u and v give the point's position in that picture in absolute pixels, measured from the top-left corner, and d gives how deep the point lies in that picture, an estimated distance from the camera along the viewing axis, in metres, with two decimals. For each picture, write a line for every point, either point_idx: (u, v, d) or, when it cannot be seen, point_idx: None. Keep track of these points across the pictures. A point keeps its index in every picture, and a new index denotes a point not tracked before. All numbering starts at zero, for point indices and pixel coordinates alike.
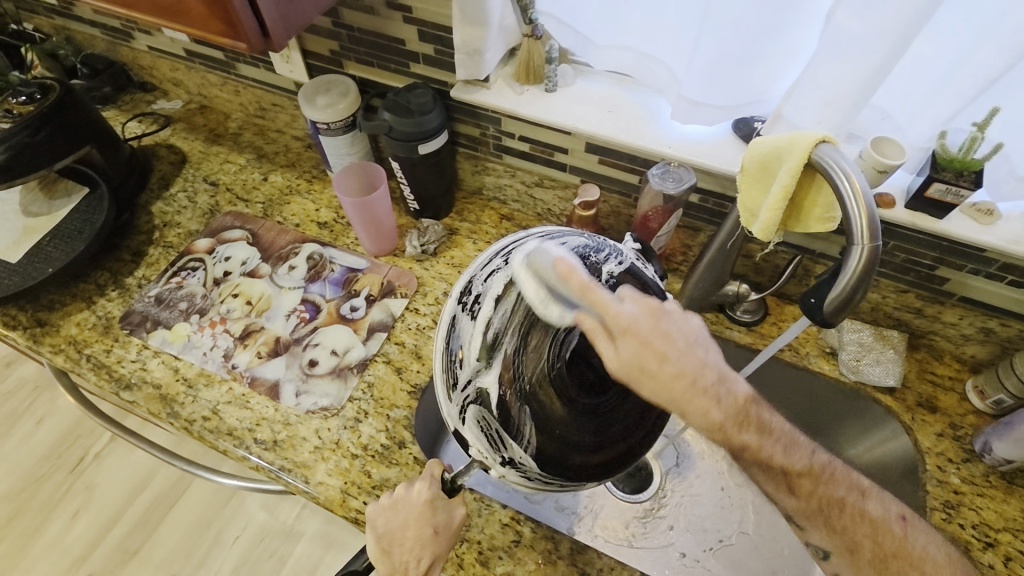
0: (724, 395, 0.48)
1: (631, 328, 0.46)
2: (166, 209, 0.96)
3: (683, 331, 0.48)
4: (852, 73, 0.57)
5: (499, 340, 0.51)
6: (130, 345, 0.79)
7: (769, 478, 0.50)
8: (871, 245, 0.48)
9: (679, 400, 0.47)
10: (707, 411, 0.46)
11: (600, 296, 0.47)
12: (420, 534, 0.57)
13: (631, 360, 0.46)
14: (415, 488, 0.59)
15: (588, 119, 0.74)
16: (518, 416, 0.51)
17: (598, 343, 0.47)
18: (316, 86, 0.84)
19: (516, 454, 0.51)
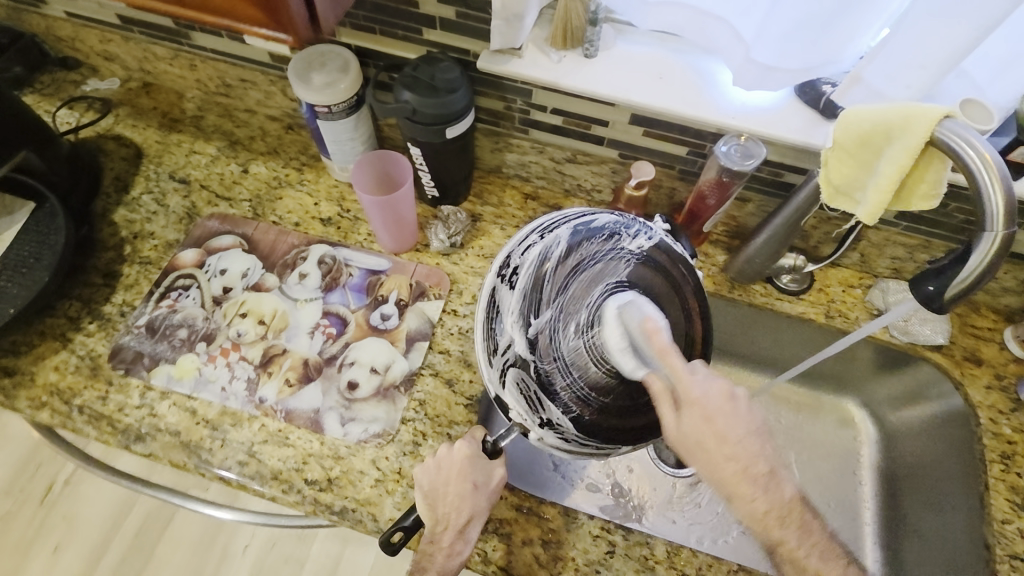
0: (773, 488, 0.48)
1: (700, 399, 0.48)
2: (132, 217, 0.81)
3: (748, 422, 0.49)
4: (957, 36, 0.52)
5: (542, 303, 0.57)
6: (129, 389, 0.68)
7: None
8: (1007, 232, 0.45)
9: (731, 483, 0.48)
10: (756, 500, 0.47)
11: (676, 361, 0.50)
12: (460, 488, 0.58)
13: (694, 436, 0.48)
14: (455, 446, 0.60)
15: (639, 88, 0.67)
16: (557, 378, 0.56)
17: (663, 410, 0.49)
18: (308, 60, 0.71)
19: (553, 416, 0.56)
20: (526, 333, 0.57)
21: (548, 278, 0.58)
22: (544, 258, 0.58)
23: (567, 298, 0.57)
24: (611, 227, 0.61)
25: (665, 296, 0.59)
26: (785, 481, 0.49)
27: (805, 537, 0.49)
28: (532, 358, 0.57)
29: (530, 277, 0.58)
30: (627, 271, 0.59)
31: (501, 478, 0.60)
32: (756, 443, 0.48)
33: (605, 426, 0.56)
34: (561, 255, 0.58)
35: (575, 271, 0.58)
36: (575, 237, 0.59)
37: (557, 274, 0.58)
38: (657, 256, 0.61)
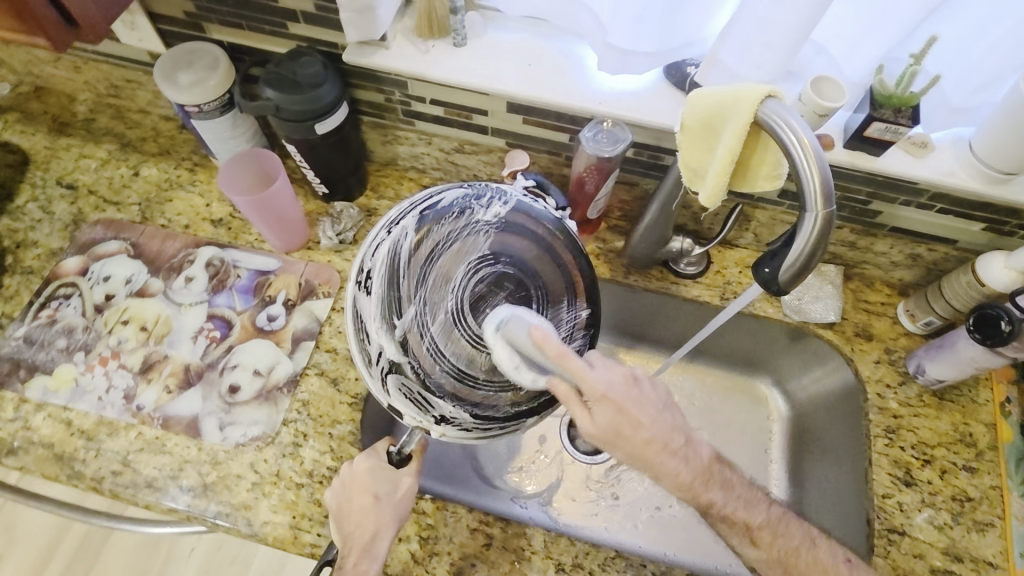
0: (692, 455, 0.51)
1: (610, 394, 0.47)
2: (15, 226, 0.80)
3: (654, 399, 0.50)
4: (791, 12, 0.52)
5: (403, 300, 0.56)
6: (4, 402, 0.67)
7: (733, 532, 0.54)
8: (825, 211, 0.44)
9: (650, 463, 0.49)
10: (677, 471, 0.50)
11: (576, 364, 0.47)
12: (361, 502, 0.57)
13: (608, 430, 0.47)
14: (358, 462, 0.59)
15: (506, 76, 0.65)
16: (437, 370, 0.56)
17: (575, 409, 0.48)
18: (176, 59, 0.69)
19: (446, 410, 0.56)
20: (393, 336, 0.55)
21: (404, 271, 0.56)
22: (395, 253, 0.56)
23: (428, 289, 0.56)
24: (461, 202, 0.59)
25: (535, 258, 0.59)
26: (700, 444, 0.52)
27: (726, 492, 0.53)
28: (406, 359, 0.55)
29: (383, 277, 0.56)
30: (485, 244, 0.58)
31: (409, 487, 0.59)
32: (661, 416, 0.49)
33: (504, 404, 0.57)
34: (411, 246, 0.57)
35: (431, 258, 0.57)
36: (425, 220, 0.58)
37: (411, 267, 0.56)
38: (515, 219, 0.59)
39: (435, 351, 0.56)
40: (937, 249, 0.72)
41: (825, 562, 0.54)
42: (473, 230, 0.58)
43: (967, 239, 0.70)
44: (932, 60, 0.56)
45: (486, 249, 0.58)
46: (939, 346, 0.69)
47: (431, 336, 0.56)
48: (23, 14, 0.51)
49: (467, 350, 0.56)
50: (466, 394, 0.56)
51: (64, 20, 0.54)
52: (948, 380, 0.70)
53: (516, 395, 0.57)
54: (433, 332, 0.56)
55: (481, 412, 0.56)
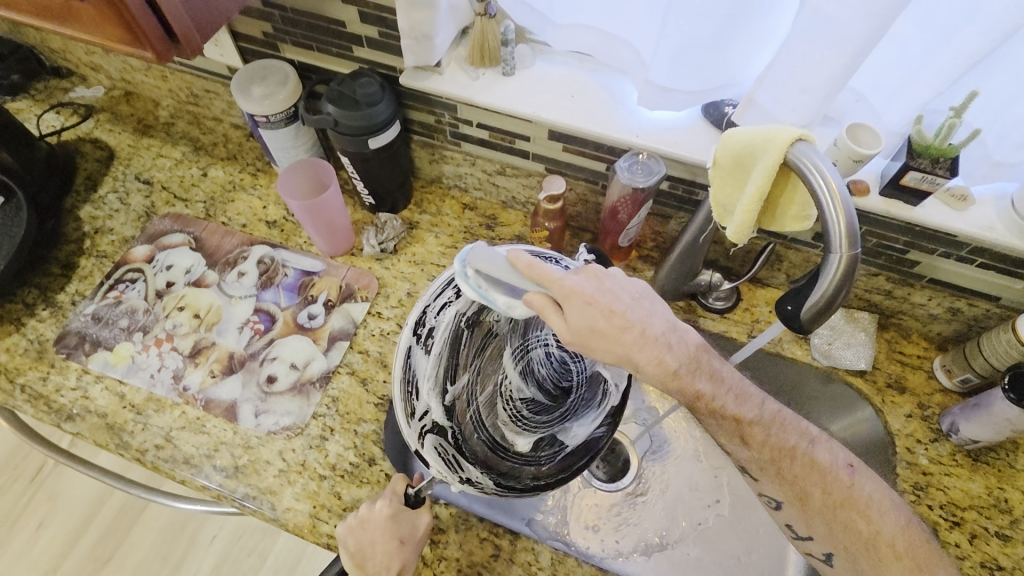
0: (675, 342, 0.51)
1: (578, 293, 0.49)
2: (95, 214, 0.88)
3: (628, 290, 0.51)
4: (828, 60, 0.53)
5: (457, 367, 0.62)
6: (68, 371, 0.74)
7: (722, 430, 0.52)
8: (850, 253, 0.45)
9: (635, 356, 0.49)
10: (660, 357, 0.49)
11: (544, 270, 0.50)
12: (387, 547, 0.57)
13: (585, 326, 0.48)
14: (374, 506, 0.60)
15: (550, 106, 0.69)
16: (474, 437, 0.62)
17: (551, 319, 0.49)
18: (251, 74, 0.76)
19: (473, 474, 0.58)
20: (442, 399, 0.61)
21: (465, 339, 0.63)
22: (458, 319, 0.62)
23: (485, 361, 0.64)
24: None
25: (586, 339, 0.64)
26: (687, 331, 0.52)
27: (716, 385, 0.52)
28: (450, 424, 0.61)
29: (444, 342, 0.61)
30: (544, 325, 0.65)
31: (427, 526, 0.61)
32: (636, 304, 0.50)
33: (524, 476, 0.59)
34: (474, 315, 0.63)
35: (493, 331, 0.64)
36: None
37: (471, 337, 0.63)
38: None
39: (478, 420, 0.62)
40: (978, 305, 0.70)
41: (824, 466, 0.54)
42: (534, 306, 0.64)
43: (1011, 298, 0.68)
44: (974, 113, 0.56)
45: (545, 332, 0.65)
46: (974, 406, 0.67)
47: (475, 405, 0.63)
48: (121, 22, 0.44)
49: (504, 425, 0.63)
50: (490, 463, 0.60)
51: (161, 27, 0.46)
52: (983, 442, 0.67)
53: (536, 471, 0.59)
54: (478, 402, 0.63)
55: (502, 479, 0.58)
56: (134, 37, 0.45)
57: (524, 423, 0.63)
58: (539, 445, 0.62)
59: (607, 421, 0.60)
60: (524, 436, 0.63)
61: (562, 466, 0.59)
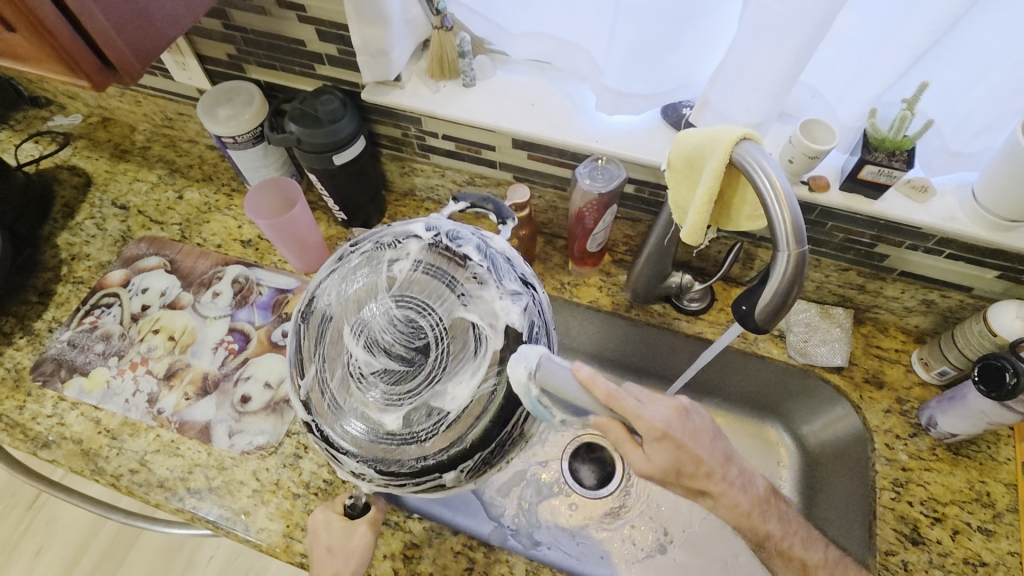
0: (747, 483, 0.53)
1: (666, 436, 0.47)
2: (73, 241, 0.89)
3: (706, 427, 0.51)
4: (776, 59, 0.53)
5: (304, 360, 0.56)
6: (45, 399, 0.74)
7: (786, 567, 0.56)
8: (797, 251, 0.45)
9: (717, 494, 0.51)
10: (737, 500, 0.52)
11: (627, 406, 0.46)
12: (317, 554, 0.58)
13: (667, 465, 0.48)
14: (316, 514, 0.60)
15: (510, 115, 0.69)
16: (337, 428, 0.53)
17: (627, 450, 0.48)
18: (217, 96, 0.77)
19: (356, 465, 0.53)
20: (299, 398, 0.55)
21: (306, 331, 0.56)
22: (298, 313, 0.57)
23: (328, 345, 0.55)
24: (363, 249, 0.58)
25: (428, 287, 0.56)
26: (756, 475, 0.55)
27: (784, 527, 0.55)
28: (311, 420, 0.54)
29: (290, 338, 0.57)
30: (385, 287, 0.56)
31: (361, 539, 0.59)
32: (716, 447, 0.51)
33: (409, 458, 0.52)
34: (310, 306, 0.57)
35: (326, 315, 0.56)
36: (321, 279, 0.58)
37: (309, 326, 0.56)
38: (427, 258, 0.57)
39: (336, 407, 0.54)
40: (952, 296, 0.69)
41: None
42: (368, 273, 0.57)
43: (983, 288, 0.67)
44: (927, 103, 0.56)
45: (387, 294, 0.56)
46: (950, 399, 0.66)
47: (331, 393, 0.54)
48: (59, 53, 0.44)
49: (370, 406, 0.54)
50: (368, 448, 0.53)
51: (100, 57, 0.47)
52: (961, 435, 0.66)
53: (422, 449, 0.52)
54: (332, 388, 0.55)
55: (383, 465, 0.52)
56: (69, 66, 0.45)
57: (386, 397, 0.54)
58: (412, 420, 0.53)
59: (494, 371, 0.52)
60: (394, 411, 0.53)
61: (449, 439, 0.51)
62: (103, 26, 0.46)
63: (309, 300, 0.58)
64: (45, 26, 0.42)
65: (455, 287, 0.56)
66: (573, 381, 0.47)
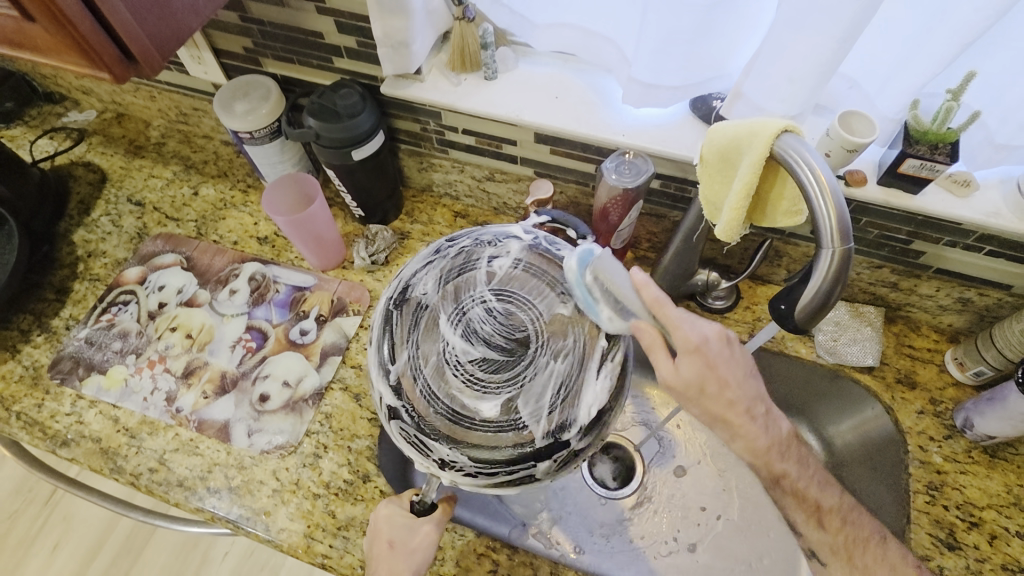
0: (772, 425, 0.51)
1: (702, 348, 0.47)
2: (89, 237, 0.88)
3: (743, 363, 0.50)
4: (816, 46, 0.51)
5: (397, 345, 0.57)
6: (63, 397, 0.74)
7: (800, 509, 0.52)
8: (843, 247, 0.43)
9: (733, 424, 0.50)
10: (756, 435, 0.50)
11: (670, 313, 0.48)
12: (378, 551, 0.56)
13: (693, 382, 0.48)
14: (384, 508, 0.57)
15: (534, 108, 0.67)
16: (430, 413, 0.54)
17: (656, 357, 0.49)
18: (233, 91, 0.76)
19: (446, 452, 0.53)
20: (388, 381, 0.55)
21: (400, 316, 0.58)
22: (387, 304, 0.59)
23: (422, 333, 0.57)
24: (462, 248, 0.61)
25: (529, 284, 0.59)
26: (779, 418, 0.52)
27: (802, 468, 0.52)
28: (401, 404, 0.54)
29: (377, 324, 0.58)
30: (485, 283, 0.59)
31: (426, 536, 0.56)
32: (747, 381, 0.49)
33: (505, 445, 0.52)
34: (401, 296, 0.59)
35: (423, 304, 0.58)
36: (416, 270, 0.60)
37: (403, 314, 0.58)
38: (528, 260, 0.60)
39: (429, 393, 0.55)
40: (990, 294, 0.67)
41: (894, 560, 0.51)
42: (465, 269, 0.60)
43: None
44: (973, 94, 0.54)
45: (487, 289, 0.59)
46: (988, 400, 0.64)
47: (425, 379, 0.55)
48: (80, 44, 0.43)
49: (466, 394, 0.55)
50: (463, 434, 0.53)
51: (122, 48, 0.46)
52: (999, 437, 0.64)
53: (519, 437, 0.53)
54: (425, 374, 0.55)
55: (479, 451, 0.52)
56: (91, 58, 0.44)
57: (483, 385, 0.55)
58: (510, 409, 0.54)
59: (596, 363, 0.54)
60: (490, 400, 0.54)
61: (547, 426, 0.53)
62: (125, 17, 0.44)
63: (404, 288, 0.59)
64: (65, 16, 0.41)
65: (554, 285, 0.58)
66: (629, 280, 0.51)
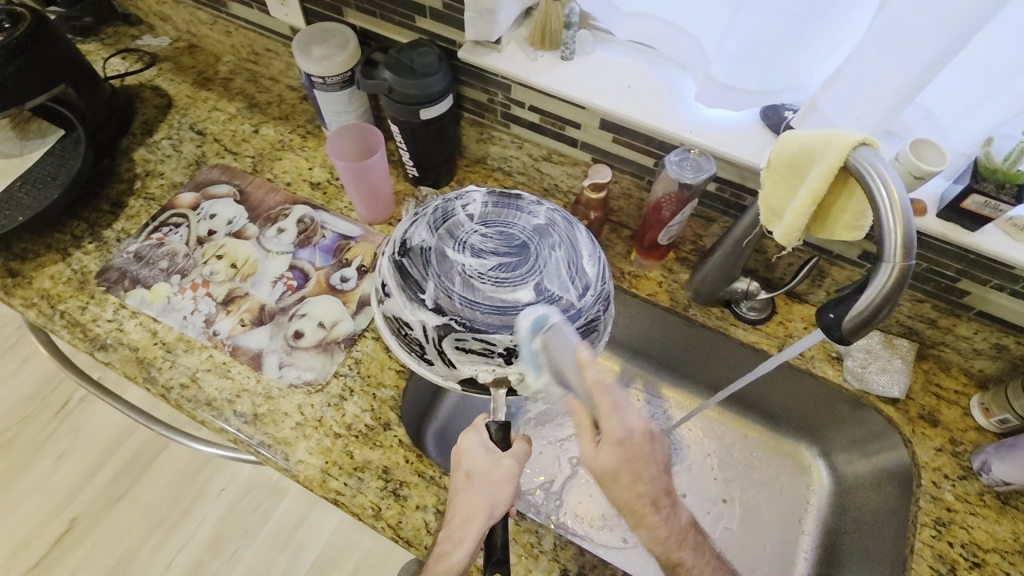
0: (674, 516, 0.52)
1: (624, 442, 0.47)
2: (149, 157, 0.91)
3: (661, 459, 0.50)
4: (902, 68, 0.51)
5: (419, 281, 0.55)
6: (106, 304, 0.76)
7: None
8: (903, 263, 0.44)
9: (636, 512, 0.50)
10: (656, 528, 0.50)
11: (608, 400, 0.46)
12: (456, 481, 0.56)
13: (604, 471, 0.48)
14: (467, 437, 0.57)
15: (605, 93, 0.68)
16: (477, 317, 0.53)
17: (583, 438, 0.48)
18: (313, 35, 0.77)
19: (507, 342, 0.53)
20: (426, 309, 0.55)
21: (414, 257, 0.57)
22: (394, 261, 0.58)
23: (435, 265, 0.56)
24: (433, 206, 0.61)
25: (502, 206, 0.61)
26: (681, 508, 0.53)
27: (698, 557, 0.53)
28: (447, 320, 0.54)
29: (395, 275, 0.57)
30: (468, 216, 0.60)
31: (506, 469, 0.55)
32: (660, 476, 0.50)
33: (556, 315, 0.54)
34: (405, 249, 0.58)
35: (425, 247, 0.57)
36: (405, 229, 0.60)
37: (411, 259, 0.57)
38: (494, 198, 0.62)
39: (468, 302, 0.54)
40: None
41: None
42: (447, 215, 0.60)
43: None
44: None
45: (471, 220, 0.59)
46: (1010, 446, 0.65)
47: (460, 294, 0.54)
48: None
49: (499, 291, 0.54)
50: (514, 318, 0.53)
51: None
52: (1015, 485, 0.65)
53: (561, 306, 0.55)
54: (458, 292, 0.55)
55: None
56: None
57: (514, 283, 0.55)
58: (541, 288, 0.55)
59: (585, 247, 0.59)
60: (524, 287, 0.55)
61: (579, 293, 0.56)
62: None
63: (401, 242, 0.58)
64: None
65: (523, 209, 0.61)
66: (572, 355, 0.48)
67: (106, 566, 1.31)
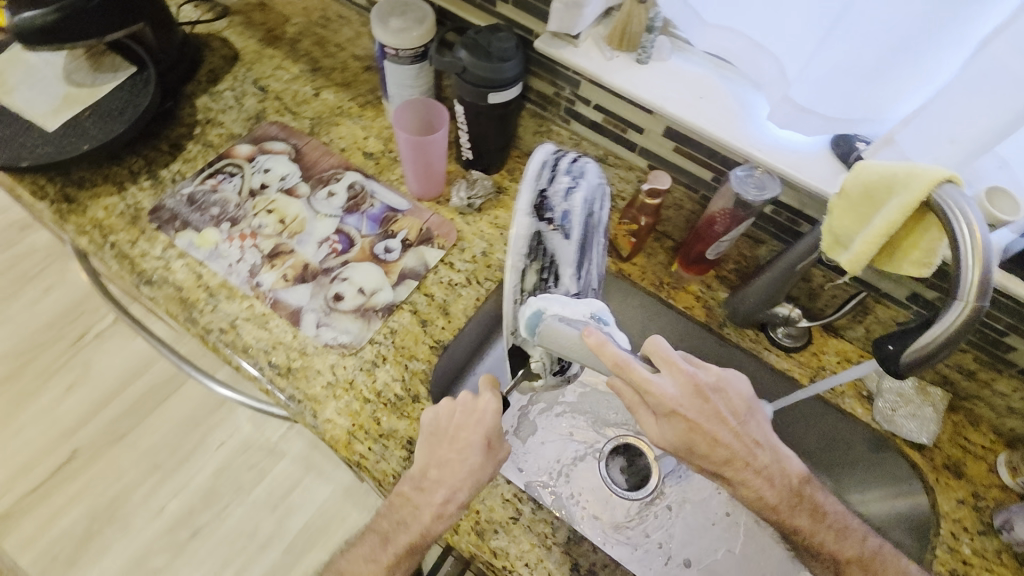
0: (779, 476, 0.57)
1: (677, 412, 0.51)
2: (211, 106, 0.92)
3: (741, 414, 0.56)
4: (992, 113, 0.51)
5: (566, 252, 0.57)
6: (156, 241, 0.77)
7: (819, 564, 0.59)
8: (976, 304, 0.43)
9: (733, 475, 0.55)
10: (762, 491, 0.56)
11: (636, 375, 0.49)
12: (467, 436, 0.58)
13: (676, 442, 0.53)
14: (480, 398, 0.59)
15: (677, 101, 0.68)
16: None
17: (640, 415, 0.53)
18: (392, 7, 0.78)
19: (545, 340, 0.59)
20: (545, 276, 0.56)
21: (578, 222, 0.57)
22: (569, 206, 0.56)
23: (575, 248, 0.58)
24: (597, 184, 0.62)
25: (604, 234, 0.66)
26: (790, 464, 0.58)
27: (816, 522, 0.58)
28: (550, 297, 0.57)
29: (563, 219, 0.56)
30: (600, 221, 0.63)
31: (506, 454, 0.60)
32: (745, 437, 0.55)
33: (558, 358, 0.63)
34: (581, 208, 0.58)
35: (585, 225, 0.59)
36: (582, 182, 0.59)
37: (579, 223, 0.57)
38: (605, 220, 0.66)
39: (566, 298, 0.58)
40: None
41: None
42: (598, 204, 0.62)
43: None
44: None
45: (599, 227, 0.63)
46: None
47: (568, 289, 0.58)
48: None
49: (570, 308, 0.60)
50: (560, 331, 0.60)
51: None
52: None
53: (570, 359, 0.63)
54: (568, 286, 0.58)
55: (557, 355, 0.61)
56: None
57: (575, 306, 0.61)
58: None
59: None
60: None
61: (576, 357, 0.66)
62: None
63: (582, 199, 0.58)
64: None
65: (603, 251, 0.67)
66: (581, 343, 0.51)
67: (102, 502, 1.33)
